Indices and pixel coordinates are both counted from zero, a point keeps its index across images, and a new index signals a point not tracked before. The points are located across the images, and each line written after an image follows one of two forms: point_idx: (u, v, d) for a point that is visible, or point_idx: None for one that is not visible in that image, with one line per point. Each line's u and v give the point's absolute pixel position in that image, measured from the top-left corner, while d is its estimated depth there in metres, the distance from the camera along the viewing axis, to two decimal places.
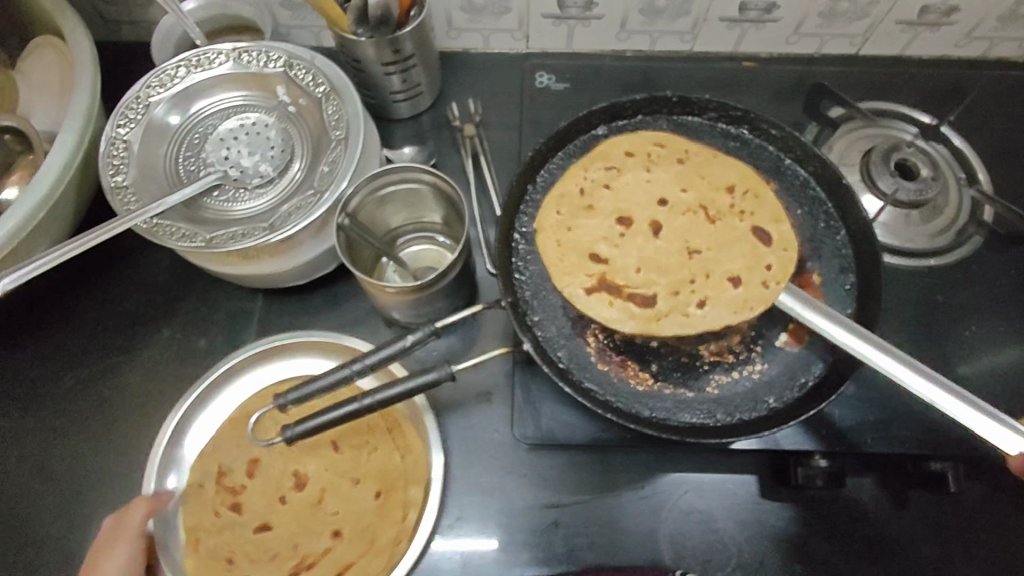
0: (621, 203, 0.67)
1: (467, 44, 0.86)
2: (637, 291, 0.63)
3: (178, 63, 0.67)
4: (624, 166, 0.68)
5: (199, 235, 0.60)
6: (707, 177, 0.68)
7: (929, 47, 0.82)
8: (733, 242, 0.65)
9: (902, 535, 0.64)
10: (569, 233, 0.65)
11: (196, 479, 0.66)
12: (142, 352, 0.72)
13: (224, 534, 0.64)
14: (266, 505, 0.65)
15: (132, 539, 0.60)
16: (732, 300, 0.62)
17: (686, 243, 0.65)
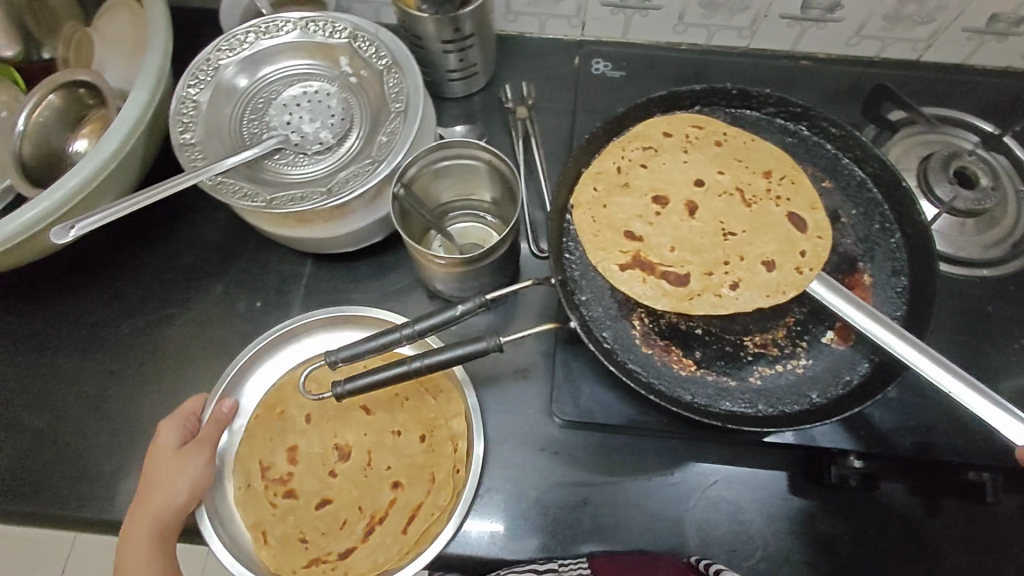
0: (658, 183, 0.69)
1: (524, 28, 0.87)
2: (672, 269, 0.65)
3: (248, 29, 0.69)
4: (661, 147, 0.70)
5: (260, 196, 0.63)
6: (746, 161, 0.69)
7: (995, 56, 0.80)
8: (773, 228, 0.67)
9: (932, 542, 0.63)
10: (606, 210, 0.67)
11: (242, 481, 0.67)
12: (195, 306, 0.74)
13: (288, 519, 0.65)
14: (319, 482, 0.67)
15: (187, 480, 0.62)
16: (764, 282, 0.63)
17: (721, 225, 0.67)
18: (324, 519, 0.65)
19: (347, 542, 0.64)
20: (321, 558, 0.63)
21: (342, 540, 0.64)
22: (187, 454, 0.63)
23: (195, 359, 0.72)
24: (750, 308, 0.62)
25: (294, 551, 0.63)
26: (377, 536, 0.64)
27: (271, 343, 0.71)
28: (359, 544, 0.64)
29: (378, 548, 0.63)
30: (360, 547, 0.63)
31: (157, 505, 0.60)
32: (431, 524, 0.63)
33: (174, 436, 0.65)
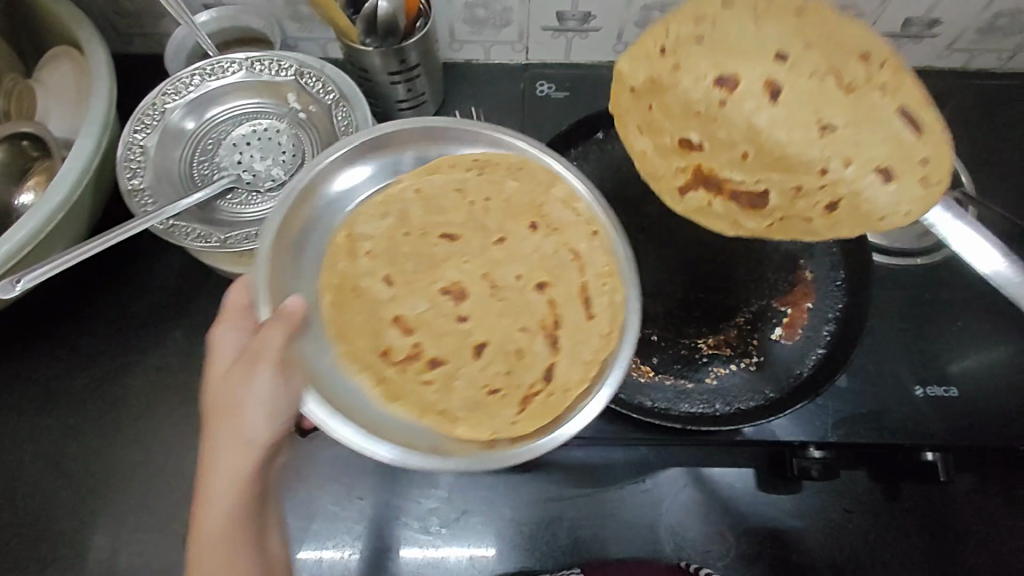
0: (725, 63, 0.53)
1: (470, 55, 0.89)
2: (744, 179, 0.57)
3: (193, 71, 0.69)
4: (718, 20, 0.54)
5: (214, 236, 0.63)
6: (826, 30, 0.53)
7: (913, 58, 0.85)
8: (879, 124, 0.52)
9: (892, 525, 0.66)
10: (654, 112, 0.58)
11: (372, 378, 0.54)
12: (155, 353, 0.73)
13: (410, 393, 0.54)
14: (449, 334, 0.56)
15: (270, 361, 0.49)
16: (875, 193, 0.53)
17: (819, 117, 0.52)
18: (473, 362, 0.55)
19: (544, 364, 0.55)
20: (531, 394, 0.54)
21: (535, 367, 0.55)
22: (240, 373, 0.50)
23: (158, 406, 0.72)
24: (846, 232, 0.56)
25: (504, 397, 0.54)
26: (563, 342, 0.55)
27: (334, 161, 0.58)
28: (556, 364, 0.55)
29: (581, 363, 0.54)
30: (559, 362, 0.55)
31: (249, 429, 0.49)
32: (618, 328, 0.55)
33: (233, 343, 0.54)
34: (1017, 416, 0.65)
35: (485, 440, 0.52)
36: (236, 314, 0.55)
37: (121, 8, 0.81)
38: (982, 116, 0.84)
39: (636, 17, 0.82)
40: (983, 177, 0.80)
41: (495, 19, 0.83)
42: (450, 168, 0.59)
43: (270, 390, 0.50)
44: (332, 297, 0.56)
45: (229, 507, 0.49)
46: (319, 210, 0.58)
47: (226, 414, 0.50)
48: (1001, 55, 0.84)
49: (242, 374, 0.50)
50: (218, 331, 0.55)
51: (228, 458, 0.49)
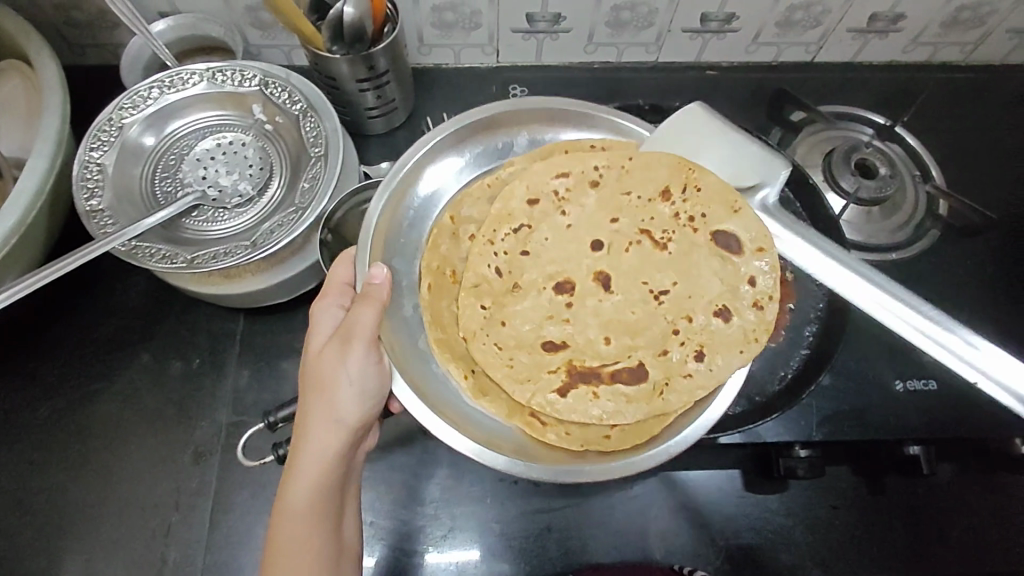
0: (562, 237, 0.57)
1: (439, 59, 0.88)
2: (614, 353, 0.55)
3: (151, 84, 0.66)
4: (540, 182, 0.58)
5: (180, 257, 0.60)
6: (636, 173, 0.57)
7: (879, 53, 0.86)
8: (704, 263, 0.56)
9: (878, 519, 0.67)
10: (517, 365, 0.54)
11: (464, 369, 0.56)
12: (122, 379, 0.70)
13: (529, 380, 0.54)
14: (585, 316, 0.55)
15: (364, 337, 0.53)
16: (724, 335, 0.54)
17: (645, 283, 0.56)
18: (601, 346, 0.55)
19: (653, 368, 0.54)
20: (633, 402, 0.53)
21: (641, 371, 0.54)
22: (332, 347, 0.55)
23: (125, 435, 0.68)
24: (729, 370, 0.53)
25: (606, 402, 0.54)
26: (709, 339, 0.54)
27: (448, 139, 0.62)
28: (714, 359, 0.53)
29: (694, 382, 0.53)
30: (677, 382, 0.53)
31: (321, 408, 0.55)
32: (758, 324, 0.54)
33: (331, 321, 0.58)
34: (992, 406, 0.66)
35: (574, 447, 0.53)
36: (336, 291, 0.59)
37: (71, 19, 0.77)
38: (947, 108, 0.85)
39: (607, 18, 0.81)
40: (952, 168, 0.81)
41: (464, 22, 0.82)
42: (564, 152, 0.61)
43: (360, 371, 0.54)
44: (430, 281, 0.58)
45: (316, 479, 0.54)
46: (427, 187, 0.61)
47: (320, 390, 0.55)
48: (963, 48, 0.86)
49: (337, 353, 0.54)
50: (322, 306, 0.59)
51: (322, 433, 0.54)
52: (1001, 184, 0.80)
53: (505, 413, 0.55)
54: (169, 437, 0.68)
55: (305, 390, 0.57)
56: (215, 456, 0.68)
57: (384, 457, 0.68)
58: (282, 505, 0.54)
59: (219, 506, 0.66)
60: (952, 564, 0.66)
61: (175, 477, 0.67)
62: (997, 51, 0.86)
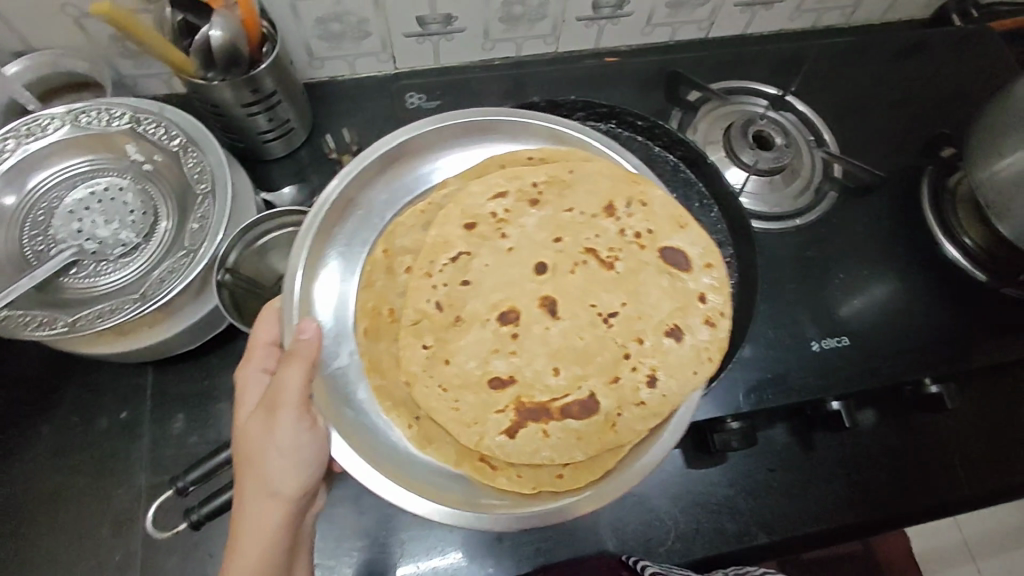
0: (501, 266, 0.55)
1: (333, 71, 0.84)
2: (563, 382, 0.53)
3: (4, 135, 0.60)
4: (479, 208, 0.57)
5: (60, 321, 0.55)
6: (578, 193, 0.58)
7: (767, 24, 0.89)
8: (649, 282, 0.55)
9: (813, 475, 0.69)
10: (463, 409, 0.53)
11: (408, 418, 0.56)
12: (23, 455, 0.65)
13: (475, 423, 0.53)
14: (529, 349, 0.53)
15: (291, 402, 0.49)
16: (677, 356, 0.54)
17: (594, 305, 0.55)
18: (548, 375, 0.53)
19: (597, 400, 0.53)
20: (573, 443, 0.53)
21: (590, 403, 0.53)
22: (258, 420, 0.51)
23: (34, 516, 0.63)
24: (683, 392, 0.53)
25: (555, 441, 0.53)
26: (654, 361, 0.54)
27: (371, 168, 0.61)
28: (656, 376, 0.53)
29: (641, 410, 0.53)
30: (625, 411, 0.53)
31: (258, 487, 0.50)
32: (700, 341, 0.54)
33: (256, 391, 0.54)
34: (901, 352, 0.70)
35: (526, 489, 0.54)
36: (260, 354, 0.56)
37: None
38: (836, 67, 0.87)
39: (499, 13, 0.80)
40: (847, 127, 0.84)
41: (353, 32, 0.78)
42: (499, 168, 0.61)
43: (292, 440, 0.50)
44: (367, 325, 0.57)
45: (253, 563, 0.48)
46: (359, 220, 0.62)
47: (248, 464, 0.50)
48: (843, 12, 0.90)
49: (265, 422, 0.50)
50: (247, 372, 0.56)
51: (258, 510, 0.50)
52: (894, 136, 0.83)
53: (454, 460, 0.55)
54: (84, 510, 0.64)
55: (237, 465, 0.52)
56: (138, 523, 0.63)
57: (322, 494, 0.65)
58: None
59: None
60: (885, 504, 0.69)
61: (96, 552, 0.62)
62: (874, 11, 0.90)
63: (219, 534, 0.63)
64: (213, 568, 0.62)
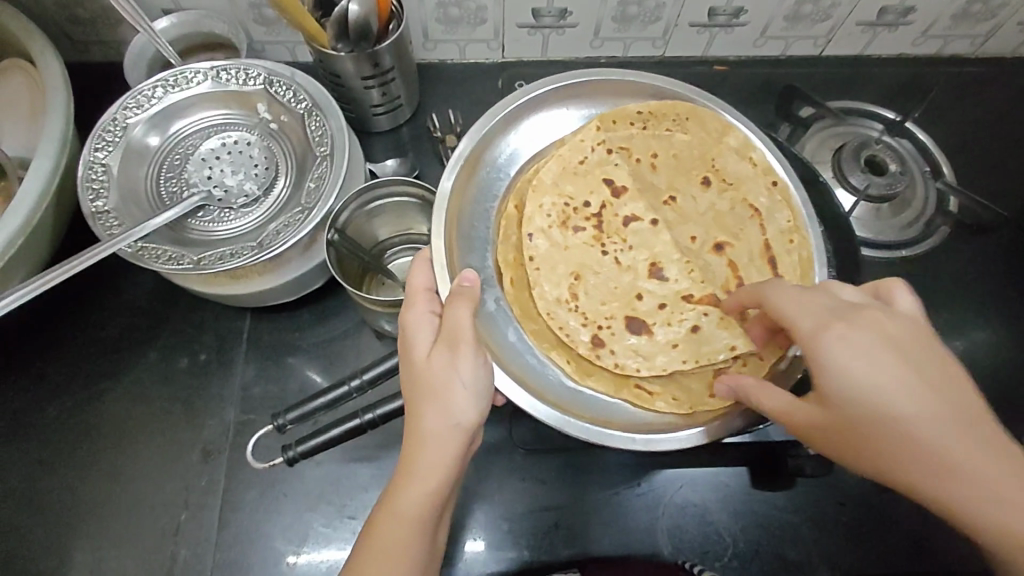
0: (640, 222, 0.62)
1: (443, 55, 0.87)
2: (705, 316, 0.59)
3: (155, 84, 0.66)
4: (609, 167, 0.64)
5: (186, 257, 0.60)
6: (687, 149, 0.64)
7: (888, 47, 0.85)
8: (762, 224, 0.61)
9: (884, 515, 0.67)
10: (635, 338, 0.59)
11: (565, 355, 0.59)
12: (130, 377, 0.71)
13: (640, 350, 0.58)
14: (668, 287, 0.61)
15: (469, 337, 0.52)
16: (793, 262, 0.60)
17: (709, 235, 0.62)
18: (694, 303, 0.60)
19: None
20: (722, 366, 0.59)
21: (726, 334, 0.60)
22: (436, 356, 0.52)
23: (134, 433, 0.69)
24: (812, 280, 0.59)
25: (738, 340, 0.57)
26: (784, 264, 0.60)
27: (499, 129, 0.65)
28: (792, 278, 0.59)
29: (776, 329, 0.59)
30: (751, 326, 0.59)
31: (434, 424, 0.50)
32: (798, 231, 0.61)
33: (418, 334, 0.54)
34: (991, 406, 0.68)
35: (684, 410, 0.56)
36: (423, 298, 0.56)
37: (75, 16, 0.77)
38: (958, 100, 0.85)
39: (613, 12, 0.80)
40: (962, 163, 0.80)
41: (469, 18, 0.80)
42: (613, 123, 0.64)
43: (472, 375, 0.52)
44: (511, 275, 0.61)
45: (431, 489, 0.50)
46: (489, 170, 0.65)
47: (430, 394, 0.51)
48: (973, 41, 0.84)
49: (447, 354, 0.52)
50: (414, 313, 0.55)
51: (439, 439, 0.50)
52: (1008, 180, 0.80)
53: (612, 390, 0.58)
54: (178, 435, 0.69)
55: (409, 396, 0.53)
56: (222, 454, 0.68)
57: (391, 455, 0.68)
58: (393, 519, 0.49)
59: (227, 505, 0.66)
60: (960, 556, 0.66)
61: (183, 475, 0.67)
62: (1007, 44, 0.85)
63: (295, 476, 0.67)
64: (285, 508, 0.66)
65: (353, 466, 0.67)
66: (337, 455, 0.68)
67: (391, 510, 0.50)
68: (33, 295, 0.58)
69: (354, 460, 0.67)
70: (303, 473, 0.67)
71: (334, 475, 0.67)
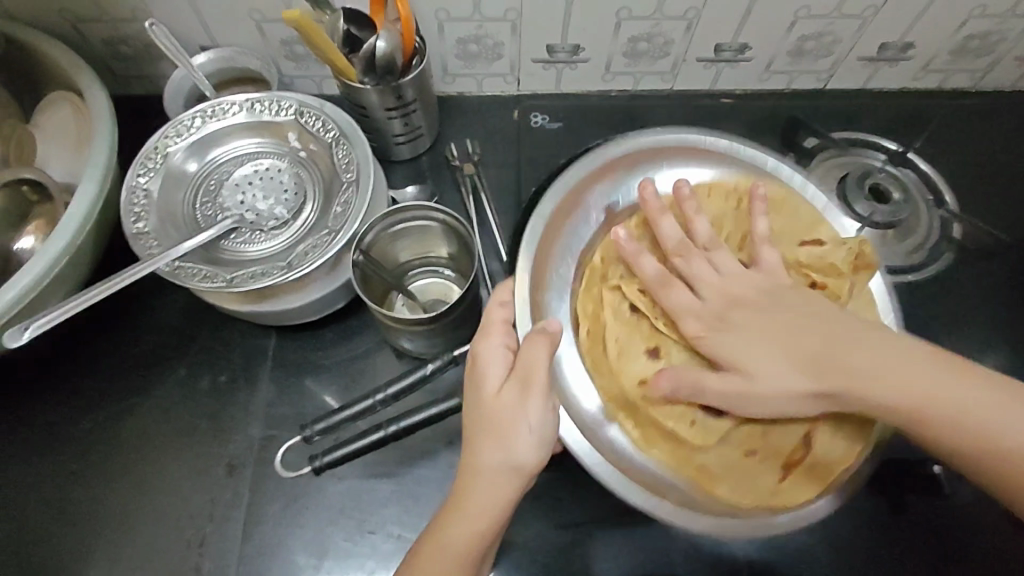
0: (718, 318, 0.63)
1: (462, 88, 0.91)
2: None
3: (194, 114, 0.71)
4: (699, 231, 0.67)
5: (220, 276, 0.63)
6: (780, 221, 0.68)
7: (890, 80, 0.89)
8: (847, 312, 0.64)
9: (897, 537, 0.67)
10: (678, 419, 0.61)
11: (632, 422, 0.62)
12: (159, 392, 0.73)
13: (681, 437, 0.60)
14: None
15: (543, 378, 0.54)
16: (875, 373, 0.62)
17: None
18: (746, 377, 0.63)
19: (804, 428, 0.61)
20: (795, 458, 0.61)
21: (795, 430, 0.61)
22: (507, 393, 0.54)
23: (162, 446, 0.71)
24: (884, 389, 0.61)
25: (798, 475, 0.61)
26: None
27: (582, 181, 0.70)
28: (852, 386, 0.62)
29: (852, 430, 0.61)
30: (824, 427, 0.61)
31: (492, 459, 0.53)
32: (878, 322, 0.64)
33: (494, 368, 0.55)
34: None
35: (745, 501, 0.59)
36: (498, 331, 0.57)
37: (119, 53, 0.83)
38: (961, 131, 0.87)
39: (624, 48, 0.84)
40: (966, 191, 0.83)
41: (487, 53, 0.85)
42: (710, 191, 0.69)
43: (540, 419, 0.54)
44: (588, 328, 0.65)
45: (482, 527, 0.52)
46: (576, 217, 0.69)
47: (495, 433, 0.53)
48: (972, 75, 0.88)
49: (517, 396, 0.53)
50: (487, 345, 0.56)
51: (496, 474, 0.53)
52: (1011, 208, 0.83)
53: (674, 466, 0.61)
54: (205, 449, 0.71)
55: (469, 427, 0.55)
56: (246, 469, 0.70)
57: (410, 470, 0.69)
58: (441, 547, 0.53)
59: (250, 518, 0.68)
60: None
61: (208, 489, 0.69)
62: (1007, 78, 0.88)
63: (316, 490, 0.69)
64: (306, 522, 0.68)
65: (372, 482, 0.69)
66: (356, 470, 0.69)
67: (440, 539, 0.53)
68: (75, 311, 0.61)
69: (373, 476, 0.69)
70: (325, 488, 0.69)
71: (355, 490, 0.69)
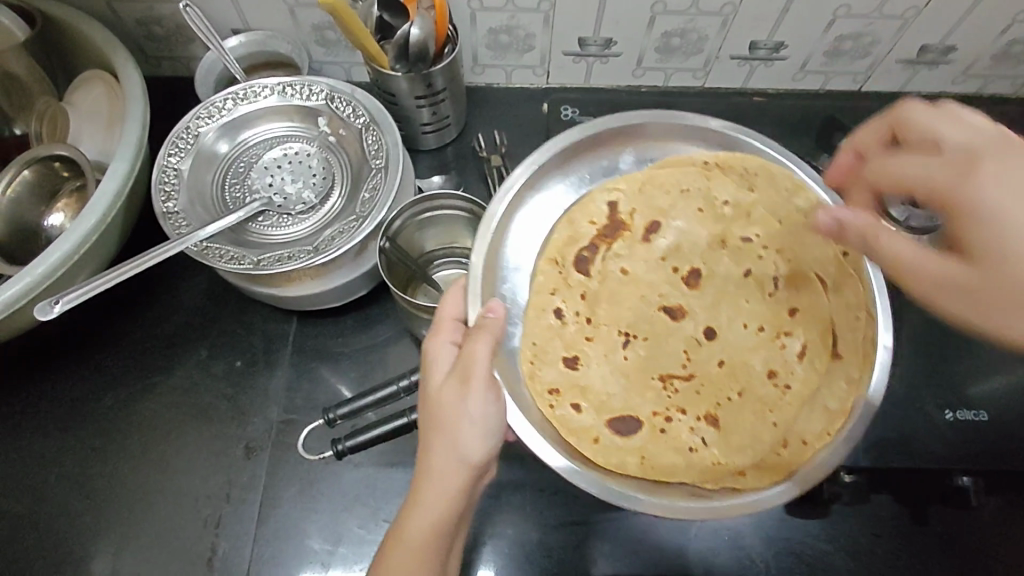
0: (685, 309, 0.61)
1: (491, 78, 0.90)
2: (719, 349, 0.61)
3: (226, 96, 0.71)
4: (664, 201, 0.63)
5: (247, 258, 0.63)
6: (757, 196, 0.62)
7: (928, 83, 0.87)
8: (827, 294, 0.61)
9: (920, 549, 0.66)
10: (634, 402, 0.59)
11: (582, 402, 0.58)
12: (180, 371, 0.74)
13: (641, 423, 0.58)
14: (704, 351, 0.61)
15: (483, 370, 0.53)
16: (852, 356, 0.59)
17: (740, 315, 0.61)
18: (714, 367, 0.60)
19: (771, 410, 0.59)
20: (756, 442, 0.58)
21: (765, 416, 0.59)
22: (451, 389, 0.54)
23: (182, 425, 0.72)
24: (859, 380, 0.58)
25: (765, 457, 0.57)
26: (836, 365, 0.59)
27: (550, 161, 0.64)
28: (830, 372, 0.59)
29: (824, 412, 0.58)
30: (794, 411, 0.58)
31: (441, 455, 0.54)
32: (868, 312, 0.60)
33: (439, 362, 0.56)
34: None
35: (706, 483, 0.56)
36: (447, 328, 0.58)
37: (151, 33, 0.83)
38: None
39: (656, 43, 0.83)
40: None
41: (518, 45, 0.84)
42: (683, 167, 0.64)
43: (483, 412, 0.53)
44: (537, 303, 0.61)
45: (433, 521, 0.53)
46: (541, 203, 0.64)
47: (442, 430, 0.54)
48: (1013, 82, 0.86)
49: (457, 392, 0.53)
50: (435, 342, 0.57)
51: (445, 473, 0.54)
52: None
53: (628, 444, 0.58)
54: (225, 430, 0.71)
55: (423, 425, 0.56)
56: (265, 451, 0.70)
57: None
58: (401, 544, 0.54)
59: (267, 500, 0.68)
60: None
61: (226, 470, 0.70)
62: None
63: (333, 475, 0.69)
64: (321, 508, 0.68)
65: (389, 470, 0.69)
66: (374, 458, 0.69)
67: (400, 535, 0.54)
68: (105, 288, 0.62)
69: (390, 464, 0.69)
70: (341, 474, 0.69)
71: (371, 477, 0.69)
